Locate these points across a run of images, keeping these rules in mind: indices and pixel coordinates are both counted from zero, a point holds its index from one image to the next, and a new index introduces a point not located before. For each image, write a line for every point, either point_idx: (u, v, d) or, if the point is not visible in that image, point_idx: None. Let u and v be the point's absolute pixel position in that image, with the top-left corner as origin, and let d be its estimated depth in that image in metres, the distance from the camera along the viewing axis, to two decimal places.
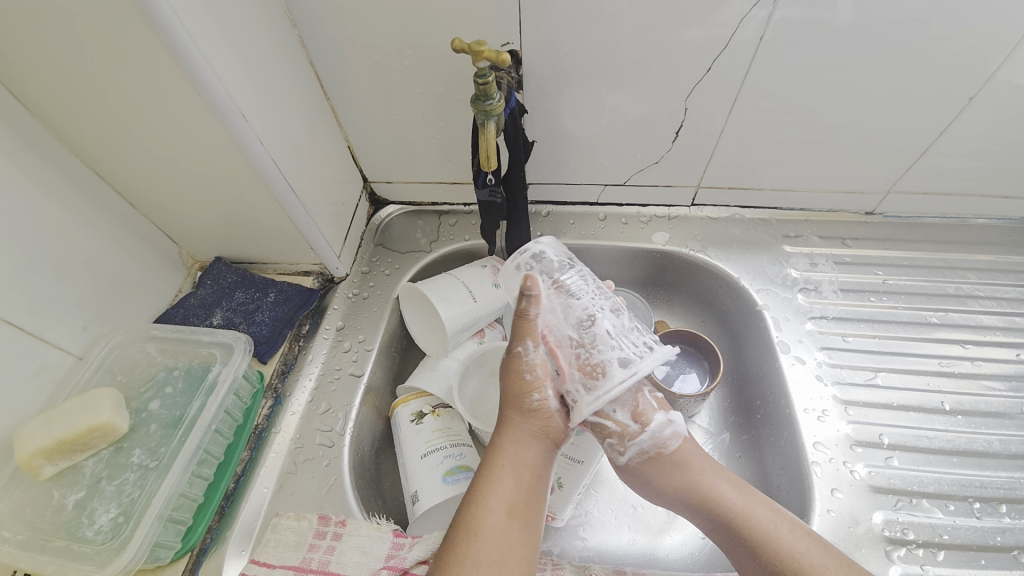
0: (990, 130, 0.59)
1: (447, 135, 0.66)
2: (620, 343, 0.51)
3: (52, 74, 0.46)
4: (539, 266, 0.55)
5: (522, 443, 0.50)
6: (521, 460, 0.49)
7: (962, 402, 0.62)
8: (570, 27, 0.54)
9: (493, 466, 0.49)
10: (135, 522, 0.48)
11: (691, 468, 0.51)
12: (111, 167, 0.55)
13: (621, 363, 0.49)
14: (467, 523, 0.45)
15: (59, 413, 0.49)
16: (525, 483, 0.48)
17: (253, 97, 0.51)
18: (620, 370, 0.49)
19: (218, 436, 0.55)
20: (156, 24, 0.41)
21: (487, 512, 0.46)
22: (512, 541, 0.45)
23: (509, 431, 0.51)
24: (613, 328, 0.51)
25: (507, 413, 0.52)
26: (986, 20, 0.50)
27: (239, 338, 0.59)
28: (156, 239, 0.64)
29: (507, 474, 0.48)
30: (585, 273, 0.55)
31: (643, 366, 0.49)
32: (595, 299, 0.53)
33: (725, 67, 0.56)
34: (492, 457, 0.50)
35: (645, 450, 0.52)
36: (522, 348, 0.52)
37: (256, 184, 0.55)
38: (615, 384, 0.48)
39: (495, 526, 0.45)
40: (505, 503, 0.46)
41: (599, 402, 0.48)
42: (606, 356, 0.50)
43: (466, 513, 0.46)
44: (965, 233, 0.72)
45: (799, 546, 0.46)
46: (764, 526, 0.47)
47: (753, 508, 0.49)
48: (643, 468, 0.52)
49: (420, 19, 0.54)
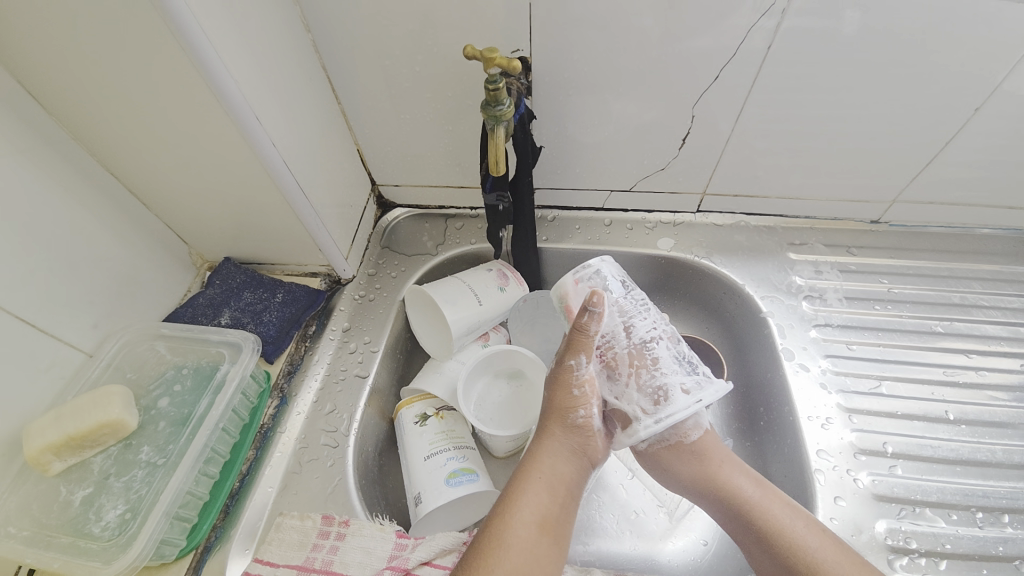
0: (995, 142, 0.59)
1: (455, 141, 0.67)
2: (680, 369, 0.53)
3: (71, 77, 0.47)
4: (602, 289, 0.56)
5: (558, 457, 0.51)
6: (557, 475, 0.50)
7: (966, 412, 0.62)
8: (579, 35, 0.54)
9: (531, 478, 0.49)
10: (141, 519, 0.48)
11: (709, 458, 0.53)
12: (126, 168, 0.56)
13: (683, 389, 0.52)
14: (495, 530, 0.46)
15: (69, 409, 0.49)
16: (560, 500, 0.49)
17: (266, 99, 0.52)
18: (682, 396, 0.51)
19: (225, 435, 0.55)
20: (176, 27, 0.42)
21: (518, 523, 0.46)
22: (543, 555, 0.45)
23: (549, 442, 0.52)
24: (674, 354, 0.54)
25: (549, 425, 0.53)
26: (992, 32, 0.50)
27: (247, 338, 0.59)
28: (167, 239, 0.64)
29: (543, 488, 0.49)
30: (641, 297, 0.57)
31: (705, 395, 0.51)
32: (653, 323, 0.55)
33: (732, 75, 0.57)
34: (528, 468, 0.50)
35: (665, 438, 0.54)
36: (574, 362, 0.52)
37: (267, 186, 0.56)
38: (680, 409, 0.51)
39: (527, 538, 0.45)
40: (539, 516, 0.47)
41: (660, 426, 0.51)
42: (670, 382, 0.52)
43: (496, 520, 0.46)
44: (970, 242, 0.72)
45: (812, 541, 0.47)
46: (778, 519, 0.49)
47: (768, 501, 0.50)
48: (662, 454, 0.55)
49: (431, 24, 0.55)
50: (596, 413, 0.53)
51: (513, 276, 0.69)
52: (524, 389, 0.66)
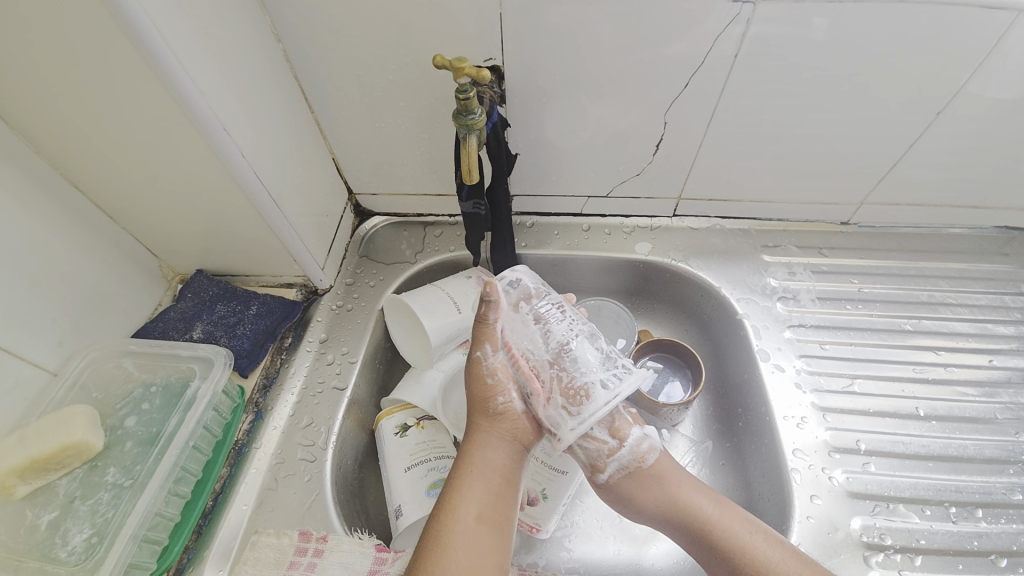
0: (957, 144, 0.61)
1: (431, 148, 0.67)
2: (598, 366, 0.52)
3: (27, 87, 0.46)
4: (515, 292, 0.56)
5: (489, 446, 0.52)
6: (489, 466, 0.51)
7: (936, 407, 0.63)
8: (552, 43, 0.55)
9: (463, 475, 0.50)
10: (109, 542, 0.47)
11: (667, 481, 0.53)
12: (93, 182, 0.55)
13: (601, 385, 0.51)
14: (436, 528, 0.47)
15: (32, 431, 0.48)
16: (493, 488, 0.50)
17: (236, 110, 0.51)
18: (601, 392, 0.50)
19: (197, 453, 0.54)
20: (137, 40, 0.41)
21: (457, 520, 0.47)
22: (480, 545, 0.46)
23: (477, 435, 0.53)
24: (589, 350, 0.53)
25: (476, 418, 0.54)
26: (949, 36, 0.52)
27: (219, 352, 0.58)
28: (136, 253, 0.63)
29: (476, 480, 0.50)
30: (558, 299, 0.56)
31: (623, 388, 0.51)
32: (568, 322, 0.54)
33: (703, 81, 0.57)
34: (460, 463, 0.51)
35: (625, 466, 0.53)
36: (481, 354, 0.54)
37: (238, 197, 0.55)
38: (600, 407, 0.50)
39: (465, 532, 0.46)
40: (475, 509, 0.48)
41: (582, 427, 0.49)
42: (588, 380, 0.51)
43: (437, 520, 0.47)
44: (938, 241, 0.74)
45: (774, 557, 0.48)
46: (739, 538, 0.49)
47: (729, 520, 0.51)
48: (621, 483, 0.54)
49: (404, 33, 0.55)
50: (516, 404, 0.54)
51: None
52: None
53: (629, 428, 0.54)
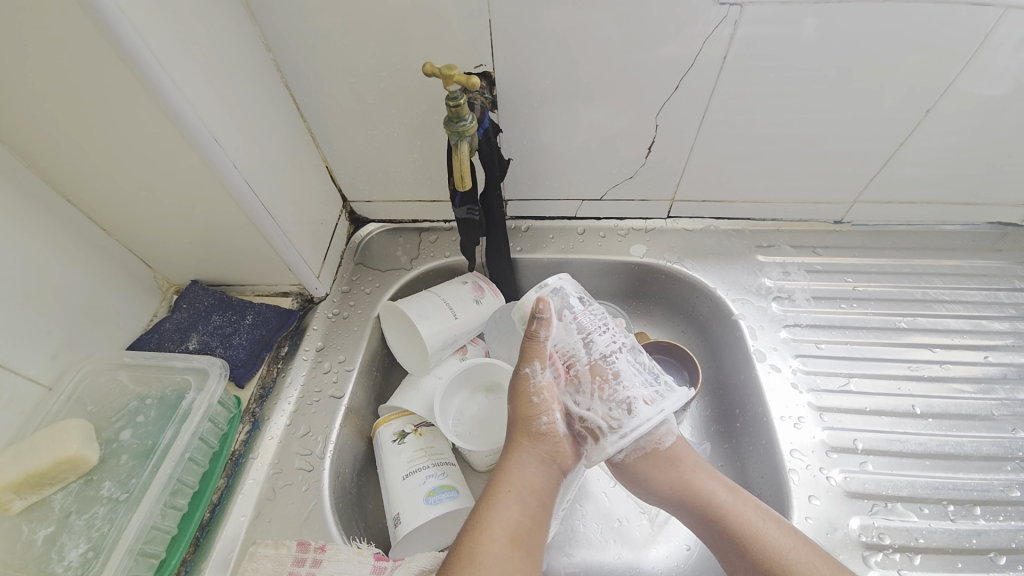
0: (948, 142, 0.62)
1: (424, 155, 0.67)
2: (641, 381, 0.54)
3: (18, 101, 0.46)
4: (559, 306, 0.56)
5: (527, 467, 0.51)
6: (526, 486, 0.50)
7: (933, 405, 0.63)
8: (543, 49, 0.55)
9: (499, 493, 0.50)
10: (105, 556, 0.46)
11: (683, 465, 0.53)
12: (85, 195, 0.55)
13: (645, 401, 0.52)
14: (467, 546, 0.46)
15: (26, 446, 0.47)
16: (530, 511, 0.49)
17: (226, 120, 0.51)
18: (646, 408, 0.52)
19: (193, 465, 0.54)
20: (127, 53, 0.41)
21: (490, 539, 0.46)
22: (514, 569, 0.45)
23: (517, 455, 0.52)
24: (633, 365, 0.54)
25: (517, 437, 0.53)
26: (936, 34, 0.52)
27: (213, 363, 0.58)
28: (130, 264, 0.63)
29: (512, 502, 0.49)
30: (601, 313, 0.57)
31: (667, 404, 0.52)
32: (613, 336, 0.55)
33: (692, 84, 0.58)
34: (497, 482, 0.51)
35: (642, 447, 0.54)
36: (529, 370, 0.53)
37: (231, 207, 0.55)
38: (643, 422, 0.51)
39: (498, 553, 0.45)
40: (511, 531, 0.47)
41: (625, 441, 0.51)
42: (632, 395, 0.52)
43: (468, 538, 0.47)
44: (931, 238, 0.74)
45: (787, 545, 0.48)
46: (752, 524, 0.49)
47: (742, 506, 0.51)
48: (637, 463, 0.54)
49: (394, 41, 0.55)
50: (560, 423, 0.53)
51: (488, 288, 0.69)
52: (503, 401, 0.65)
53: None
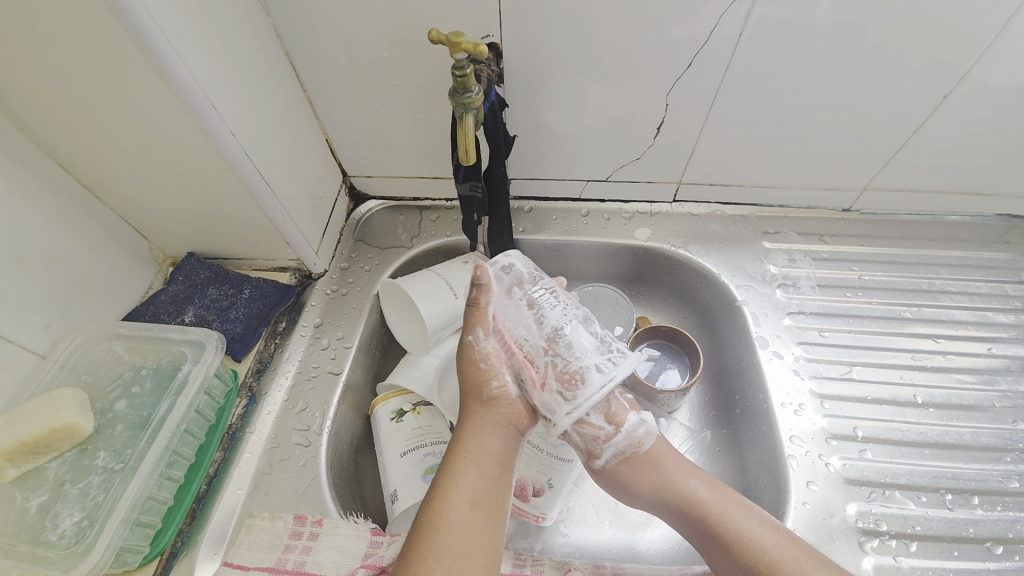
0: (965, 131, 0.60)
1: (427, 130, 0.65)
2: (593, 350, 0.51)
3: (2, 58, 0.44)
4: (508, 277, 0.55)
5: (484, 432, 0.50)
6: (484, 450, 0.49)
7: (934, 395, 0.63)
8: (551, 22, 0.53)
9: (457, 459, 0.49)
10: (100, 526, 0.46)
11: (665, 467, 0.53)
12: (78, 161, 0.53)
13: (596, 369, 0.50)
14: (430, 516, 0.46)
15: (18, 414, 0.47)
16: (489, 474, 0.48)
17: (223, 86, 0.49)
18: (597, 376, 0.50)
19: (189, 436, 0.53)
20: (118, 10, 0.39)
21: (451, 507, 0.46)
22: (476, 531, 0.45)
23: (474, 423, 0.51)
24: (584, 335, 0.52)
25: (470, 404, 0.52)
26: (961, 18, 0.50)
27: (210, 336, 0.57)
28: (124, 234, 0.61)
29: (470, 467, 0.48)
30: (552, 284, 0.55)
31: (620, 371, 0.50)
32: (563, 307, 0.53)
33: (706, 63, 0.56)
34: (456, 450, 0.50)
35: (621, 451, 0.53)
36: (472, 338, 0.52)
37: (228, 178, 0.54)
38: (595, 390, 0.49)
39: (460, 519, 0.45)
40: (470, 496, 0.47)
41: (578, 412, 0.49)
42: (581, 363, 0.50)
43: (430, 509, 0.46)
44: (939, 229, 0.73)
45: (769, 541, 0.48)
46: (737, 521, 0.49)
47: (726, 504, 0.50)
48: (619, 469, 0.53)
49: (398, 8, 0.53)
50: (511, 389, 0.52)
51: None
52: None
53: (626, 413, 0.53)
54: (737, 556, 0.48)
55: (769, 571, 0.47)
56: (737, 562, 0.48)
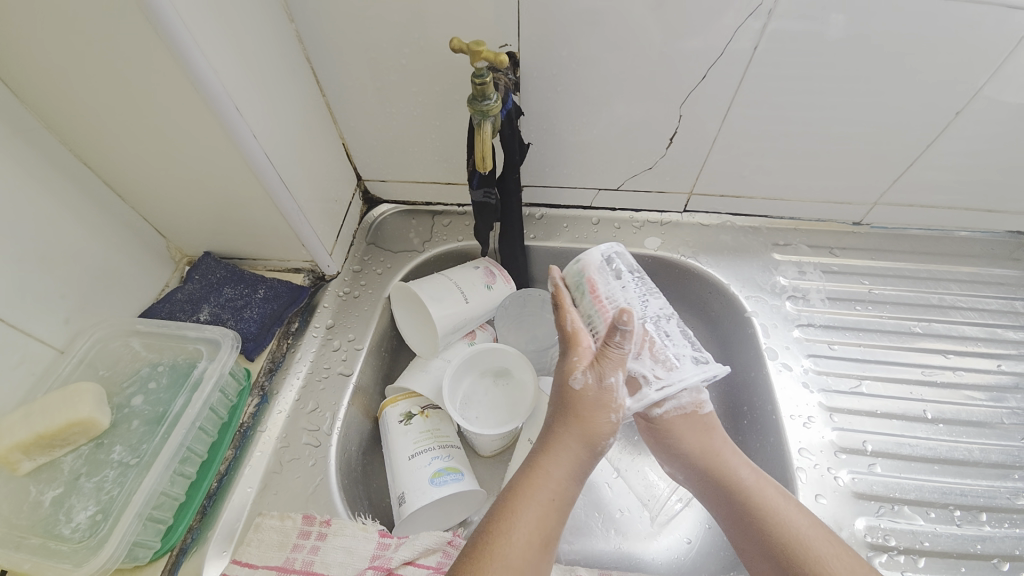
0: (977, 146, 0.61)
1: (442, 136, 0.66)
2: (687, 344, 0.55)
3: (35, 59, 0.45)
4: (610, 270, 0.57)
5: (565, 472, 0.49)
6: (564, 491, 0.48)
7: (944, 411, 0.63)
8: (568, 33, 0.54)
9: (533, 491, 0.48)
10: (113, 520, 0.47)
11: (716, 436, 0.54)
12: (104, 160, 0.54)
13: (690, 360, 0.54)
14: (493, 538, 0.45)
15: (38, 407, 0.47)
16: (557, 514, 0.48)
17: (248, 90, 0.50)
18: (691, 365, 0.53)
19: (203, 434, 0.54)
20: (151, 13, 0.40)
21: (518, 537, 0.45)
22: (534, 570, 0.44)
23: (562, 458, 0.49)
24: (680, 333, 0.56)
25: (559, 427, 0.51)
26: (973, 37, 0.51)
27: (226, 335, 0.58)
28: (143, 233, 0.62)
29: (539, 502, 0.47)
30: (649, 284, 0.59)
31: (711, 366, 0.53)
32: (660, 305, 0.57)
33: (719, 76, 0.57)
34: (535, 480, 0.48)
35: (683, 406, 0.54)
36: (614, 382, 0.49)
37: (250, 180, 0.55)
38: (688, 375, 0.52)
39: (524, 553, 0.44)
40: (537, 531, 0.46)
41: (668, 388, 0.52)
42: (677, 351, 0.54)
43: (495, 529, 0.45)
44: (949, 244, 0.74)
45: (804, 524, 0.48)
46: (773, 501, 0.50)
47: (764, 484, 0.51)
48: (675, 423, 0.55)
49: (418, 17, 0.54)
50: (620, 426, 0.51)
51: (500, 274, 0.68)
52: (510, 388, 0.65)
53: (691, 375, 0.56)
54: (770, 533, 0.48)
55: (802, 552, 0.47)
56: (769, 538, 0.48)
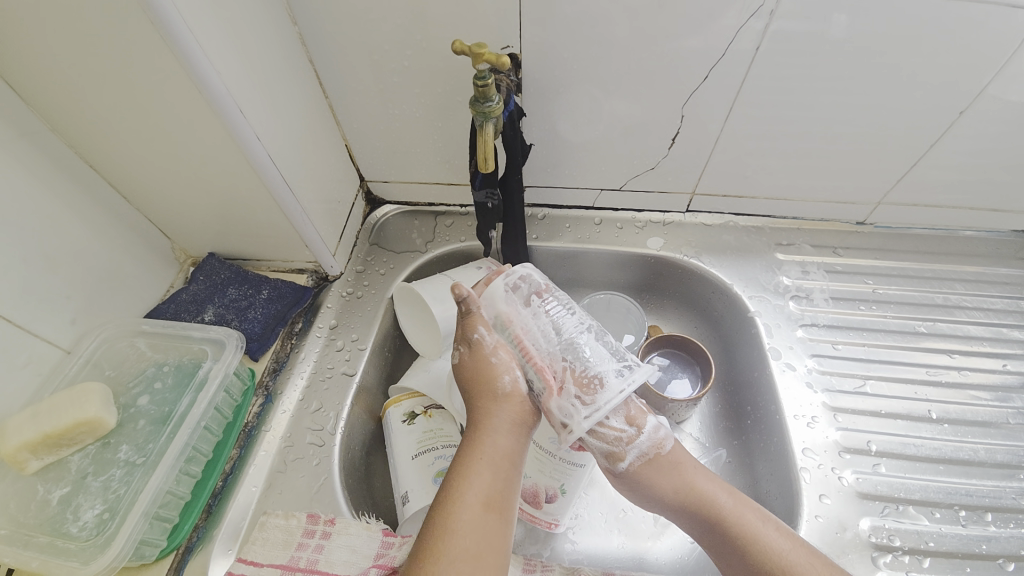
0: (980, 145, 0.60)
1: (444, 137, 0.66)
2: (608, 359, 0.53)
3: (40, 62, 0.45)
4: (522, 293, 0.55)
5: (498, 434, 0.50)
6: (500, 452, 0.50)
7: (949, 411, 0.63)
8: (570, 34, 0.54)
9: (470, 459, 0.49)
10: (120, 519, 0.47)
11: (685, 469, 0.53)
12: (109, 162, 0.55)
13: (614, 376, 0.52)
14: (444, 514, 0.46)
15: (44, 407, 0.48)
16: (502, 473, 0.49)
17: (251, 91, 0.51)
18: (615, 381, 0.51)
19: (208, 433, 0.54)
20: (155, 17, 0.41)
21: (462, 506, 0.46)
22: (488, 531, 0.46)
23: (489, 423, 0.51)
24: (601, 347, 0.53)
25: (483, 404, 0.52)
26: (976, 36, 0.51)
27: (230, 335, 0.58)
28: (148, 234, 0.63)
29: (479, 467, 0.48)
30: (568, 299, 0.56)
31: (636, 377, 0.52)
32: (579, 321, 0.55)
33: (722, 75, 0.57)
34: (471, 449, 0.50)
35: (644, 453, 0.52)
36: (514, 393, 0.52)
37: (252, 181, 0.55)
38: (615, 395, 0.51)
39: (472, 520, 0.45)
40: (482, 496, 0.47)
41: (597, 416, 0.50)
42: (600, 371, 0.52)
43: (442, 505, 0.47)
44: (954, 244, 0.73)
45: (785, 546, 0.48)
46: (753, 525, 0.49)
47: (742, 509, 0.51)
48: (641, 470, 0.53)
49: (420, 19, 0.54)
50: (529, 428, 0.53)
51: None
52: None
53: (644, 416, 0.53)
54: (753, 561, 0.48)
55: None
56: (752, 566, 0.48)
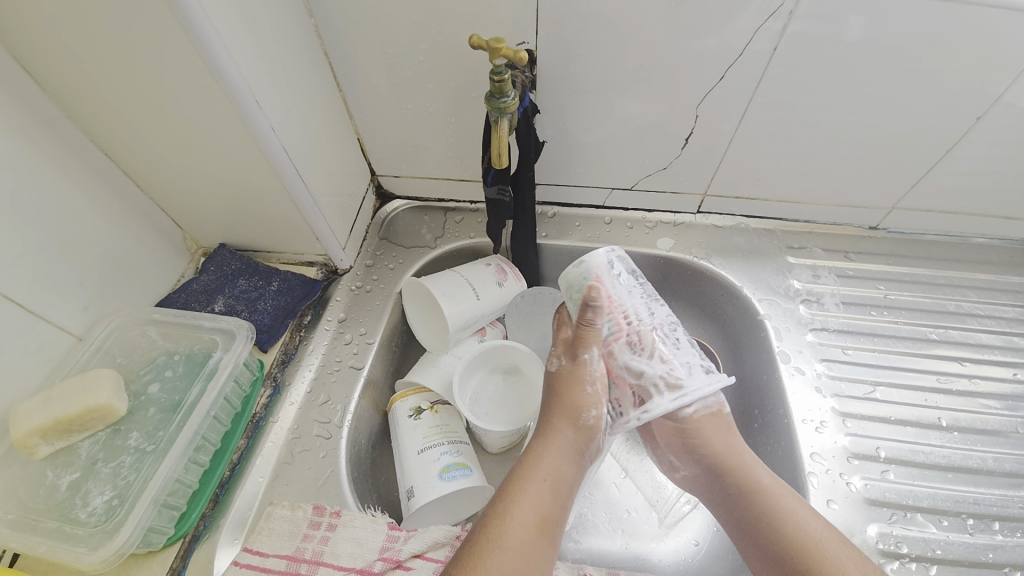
0: (996, 152, 0.60)
1: (457, 133, 0.66)
2: (694, 353, 0.56)
3: (59, 49, 0.45)
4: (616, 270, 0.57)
5: (558, 456, 0.51)
6: (558, 473, 0.50)
7: (959, 419, 0.62)
8: (586, 31, 0.54)
9: (527, 475, 0.50)
10: (129, 505, 0.47)
11: (735, 437, 0.55)
12: (124, 151, 0.55)
13: (700, 369, 0.55)
14: (494, 524, 0.47)
15: (56, 393, 0.48)
16: (556, 497, 0.49)
17: (267, 82, 0.51)
18: (701, 375, 0.55)
19: (217, 423, 0.55)
20: (175, 7, 0.41)
21: (516, 520, 0.47)
22: (536, 552, 0.46)
23: (552, 440, 0.52)
24: (686, 340, 0.57)
25: (553, 419, 0.53)
26: (996, 41, 0.50)
27: (241, 325, 0.58)
28: (161, 224, 0.63)
29: (536, 486, 0.49)
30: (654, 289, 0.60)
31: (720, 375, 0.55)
32: (666, 312, 0.58)
33: (737, 76, 0.56)
34: (529, 465, 0.51)
35: (710, 406, 0.55)
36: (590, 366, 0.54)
37: (267, 174, 0.55)
38: (703, 386, 0.54)
39: (523, 537, 0.46)
40: (536, 515, 0.48)
41: (683, 400, 0.53)
42: (689, 360, 0.55)
43: (494, 515, 0.47)
44: (966, 251, 0.73)
45: (818, 528, 0.48)
46: (789, 504, 0.50)
47: (780, 488, 0.51)
48: (703, 421, 0.54)
49: (436, 14, 0.54)
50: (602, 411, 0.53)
51: (512, 272, 0.68)
52: (520, 385, 0.65)
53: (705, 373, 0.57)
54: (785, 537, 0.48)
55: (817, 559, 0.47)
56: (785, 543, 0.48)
